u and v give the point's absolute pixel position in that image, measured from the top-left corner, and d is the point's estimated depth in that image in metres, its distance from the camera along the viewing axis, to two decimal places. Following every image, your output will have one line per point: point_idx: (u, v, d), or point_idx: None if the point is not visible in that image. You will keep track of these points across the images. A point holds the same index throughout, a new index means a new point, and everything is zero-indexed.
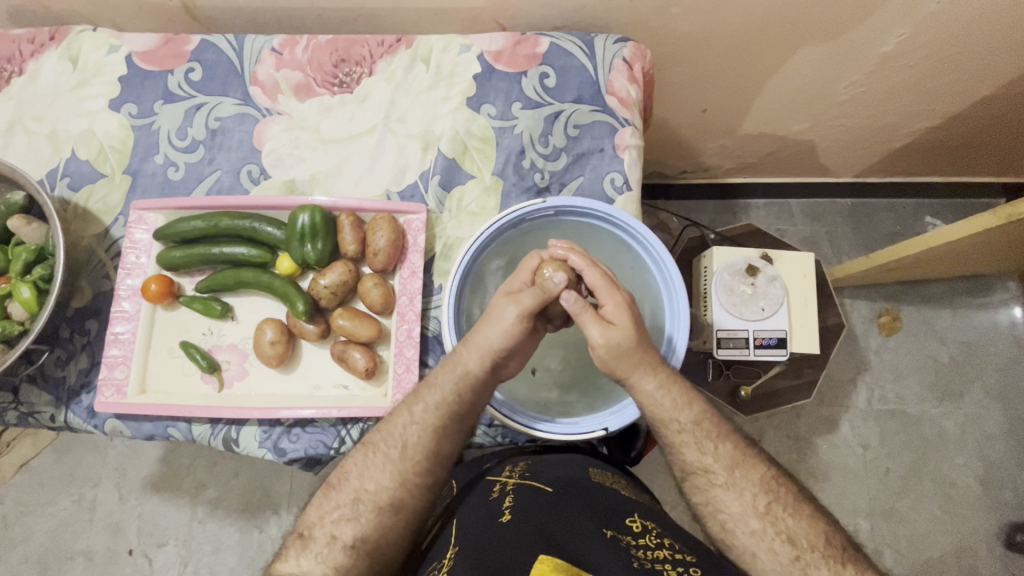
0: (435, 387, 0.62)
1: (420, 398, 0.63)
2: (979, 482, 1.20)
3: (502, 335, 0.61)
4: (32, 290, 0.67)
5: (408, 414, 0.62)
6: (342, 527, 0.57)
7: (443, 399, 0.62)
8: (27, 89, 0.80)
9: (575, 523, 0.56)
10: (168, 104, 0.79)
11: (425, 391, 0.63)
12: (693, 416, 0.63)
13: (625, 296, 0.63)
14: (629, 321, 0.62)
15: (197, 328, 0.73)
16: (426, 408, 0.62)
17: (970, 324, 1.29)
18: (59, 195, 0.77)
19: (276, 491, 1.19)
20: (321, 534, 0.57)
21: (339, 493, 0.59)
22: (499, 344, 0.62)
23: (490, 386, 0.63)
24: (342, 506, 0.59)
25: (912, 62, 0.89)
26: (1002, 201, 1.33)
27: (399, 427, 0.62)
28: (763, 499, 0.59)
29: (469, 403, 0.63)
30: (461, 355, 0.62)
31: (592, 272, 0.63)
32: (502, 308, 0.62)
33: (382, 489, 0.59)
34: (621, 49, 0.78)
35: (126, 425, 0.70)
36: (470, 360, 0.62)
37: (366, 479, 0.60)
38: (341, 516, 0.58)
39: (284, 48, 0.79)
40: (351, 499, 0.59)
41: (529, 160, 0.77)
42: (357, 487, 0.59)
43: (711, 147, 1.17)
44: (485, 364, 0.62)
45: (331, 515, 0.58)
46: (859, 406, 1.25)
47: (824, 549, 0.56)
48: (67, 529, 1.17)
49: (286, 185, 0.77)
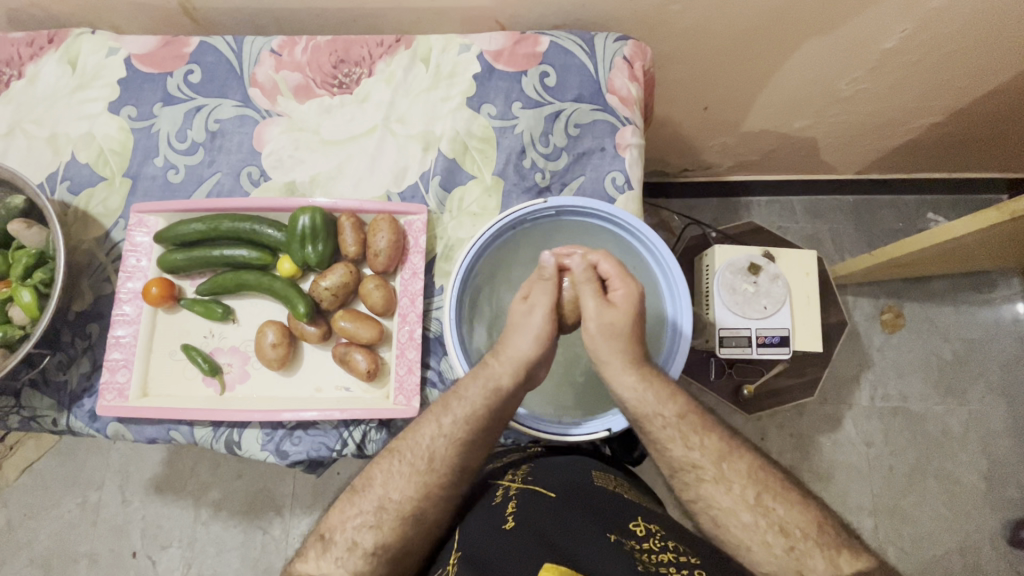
0: (465, 399, 0.62)
1: (449, 410, 0.62)
2: (983, 479, 1.20)
3: (531, 346, 0.64)
4: (33, 294, 0.67)
5: (435, 426, 0.61)
6: (363, 534, 0.57)
7: (473, 411, 0.61)
8: (27, 92, 0.80)
9: (577, 529, 0.56)
10: (168, 106, 0.79)
11: (453, 402, 0.62)
12: (676, 410, 0.63)
13: (635, 287, 0.65)
14: (635, 311, 0.64)
15: (199, 331, 0.73)
16: (454, 420, 0.62)
17: (973, 320, 1.29)
18: (59, 198, 0.77)
19: (279, 493, 1.19)
20: (342, 539, 0.57)
21: (363, 499, 0.59)
22: (528, 354, 0.64)
23: (518, 399, 0.64)
24: (365, 512, 0.58)
25: (914, 58, 0.89)
26: (1004, 197, 1.32)
27: (426, 438, 0.61)
28: (752, 491, 0.59)
29: (497, 416, 0.63)
30: (494, 369, 0.63)
31: (604, 264, 0.65)
32: (529, 317, 0.65)
33: (406, 500, 0.58)
34: (622, 47, 0.78)
35: (128, 428, 0.70)
36: (503, 373, 0.63)
37: (391, 487, 0.59)
38: (363, 523, 0.57)
39: (283, 49, 0.79)
40: (375, 506, 0.58)
41: (530, 160, 0.76)
42: (382, 494, 0.59)
43: (712, 145, 1.17)
44: (517, 377, 0.63)
45: (353, 520, 0.57)
46: (862, 403, 1.24)
47: (817, 536, 0.55)
48: (71, 532, 1.17)
49: (286, 187, 0.77)
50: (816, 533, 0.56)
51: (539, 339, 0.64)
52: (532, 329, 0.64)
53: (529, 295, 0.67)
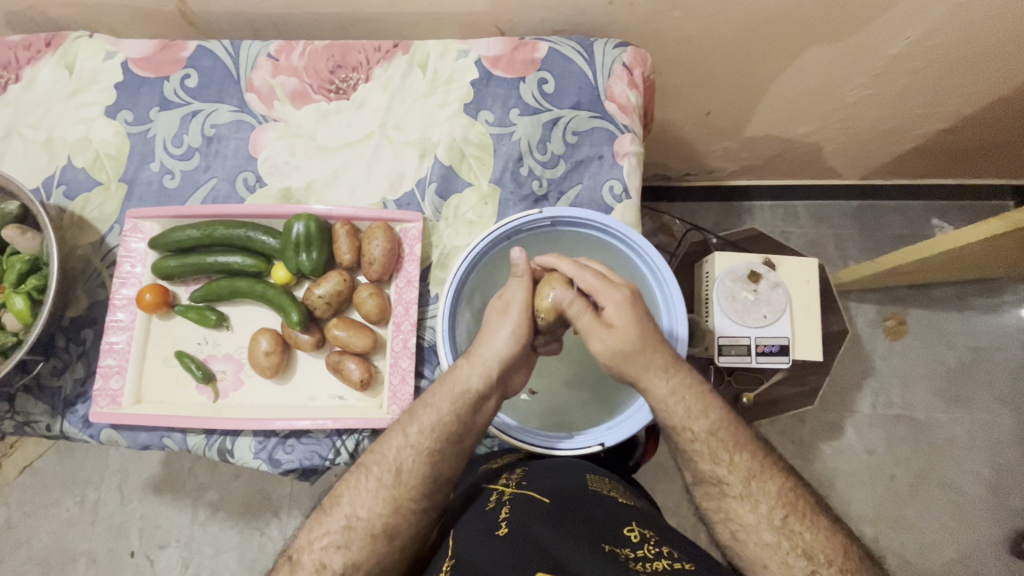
0: (431, 407, 0.62)
1: (415, 419, 0.62)
2: (986, 488, 1.19)
3: (506, 346, 0.63)
4: (26, 300, 0.67)
5: (402, 436, 0.61)
6: (331, 554, 0.56)
7: (440, 420, 0.61)
8: (24, 95, 0.80)
9: (571, 535, 0.55)
10: (165, 111, 0.78)
11: (420, 411, 0.62)
12: (708, 426, 0.63)
13: (625, 291, 0.62)
14: (627, 321, 0.61)
15: (192, 337, 0.73)
16: (421, 430, 0.61)
17: (978, 327, 1.27)
18: (55, 203, 0.77)
19: (276, 494, 1.19)
20: (309, 561, 0.56)
21: (330, 518, 0.58)
22: (502, 357, 0.63)
23: (492, 404, 0.63)
24: (332, 533, 0.57)
25: (920, 65, 0.88)
26: (1011, 204, 1.30)
27: (393, 450, 0.61)
28: (767, 508, 0.59)
29: (466, 421, 0.62)
30: (463, 373, 0.63)
31: (585, 275, 0.62)
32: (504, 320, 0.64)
33: (375, 516, 0.58)
34: (621, 54, 0.77)
35: (122, 434, 0.70)
36: (471, 376, 0.62)
37: (358, 504, 0.58)
38: (330, 543, 0.57)
39: (280, 54, 0.78)
40: (342, 526, 0.58)
41: (527, 168, 0.76)
42: (348, 513, 0.58)
43: (714, 150, 1.15)
44: (488, 380, 0.62)
45: (320, 541, 0.57)
46: (864, 411, 1.23)
47: (842, 563, 0.55)
48: (70, 530, 1.17)
49: (282, 194, 0.76)
50: (827, 550, 0.56)
51: (514, 338, 0.63)
52: (510, 325, 0.63)
53: (503, 294, 0.65)
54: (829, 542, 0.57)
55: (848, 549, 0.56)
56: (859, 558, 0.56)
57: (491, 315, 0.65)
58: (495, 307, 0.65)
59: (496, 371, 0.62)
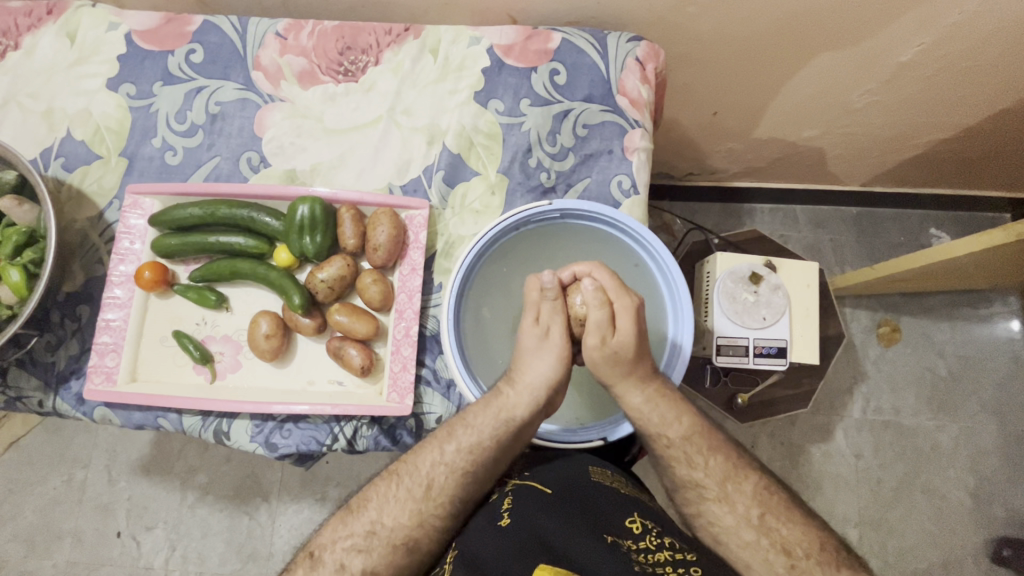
0: (473, 428, 0.61)
1: (453, 437, 0.61)
2: (968, 496, 1.20)
3: (553, 368, 0.63)
4: (21, 273, 0.66)
5: (438, 452, 0.60)
6: (352, 557, 0.56)
7: (479, 442, 0.60)
8: (22, 64, 0.78)
9: (574, 526, 0.55)
10: (168, 85, 0.77)
11: (459, 429, 0.61)
12: (683, 432, 0.63)
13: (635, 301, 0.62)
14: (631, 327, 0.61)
15: (191, 318, 0.72)
16: (458, 449, 0.61)
17: (968, 337, 1.28)
18: (52, 175, 0.75)
19: (266, 478, 1.18)
20: (330, 560, 0.56)
21: (355, 521, 0.58)
22: (547, 379, 0.63)
23: (535, 428, 0.63)
24: (356, 535, 0.57)
25: (929, 72, 0.88)
26: (1007, 217, 1.31)
27: (427, 465, 0.60)
28: (769, 510, 0.59)
29: (482, 429, 0.61)
30: (509, 401, 0.62)
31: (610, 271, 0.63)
32: (541, 355, 0.64)
33: (394, 526, 0.58)
34: (635, 48, 0.76)
35: (115, 413, 0.69)
36: (519, 404, 0.62)
37: (384, 512, 0.58)
38: (352, 545, 0.57)
39: (288, 32, 0.77)
40: (366, 530, 0.57)
41: (536, 159, 0.75)
42: (374, 518, 0.58)
43: (718, 150, 1.15)
44: (533, 405, 0.62)
45: (343, 542, 0.57)
46: (854, 416, 1.24)
47: (817, 556, 0.56)
48: (56, 509, 1.16)
49: (286, 175, 0.75)
50: (816, 549, 0.57)
51: (559, 359, 0.63)
52: (553, 349, 0.64)
53: (539, 317, 0.64)
54: (817, 537, 0.58)
55: (838, 546, 0.58)
56: (839, 549, 0.57)
57: (527, 338, 0.64)
58: (534, 331, 0.64)
59: (543, 395, 0.62)
